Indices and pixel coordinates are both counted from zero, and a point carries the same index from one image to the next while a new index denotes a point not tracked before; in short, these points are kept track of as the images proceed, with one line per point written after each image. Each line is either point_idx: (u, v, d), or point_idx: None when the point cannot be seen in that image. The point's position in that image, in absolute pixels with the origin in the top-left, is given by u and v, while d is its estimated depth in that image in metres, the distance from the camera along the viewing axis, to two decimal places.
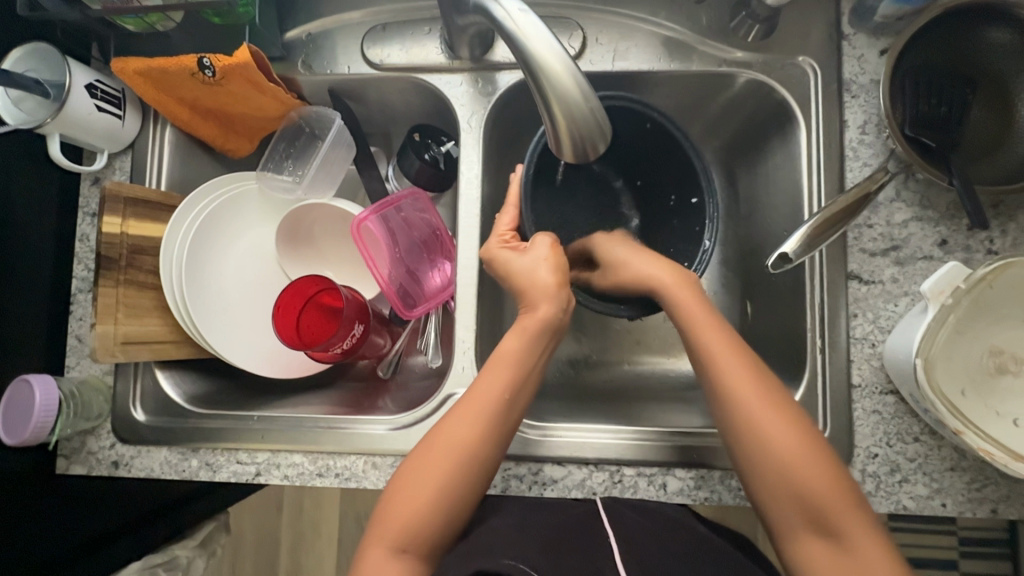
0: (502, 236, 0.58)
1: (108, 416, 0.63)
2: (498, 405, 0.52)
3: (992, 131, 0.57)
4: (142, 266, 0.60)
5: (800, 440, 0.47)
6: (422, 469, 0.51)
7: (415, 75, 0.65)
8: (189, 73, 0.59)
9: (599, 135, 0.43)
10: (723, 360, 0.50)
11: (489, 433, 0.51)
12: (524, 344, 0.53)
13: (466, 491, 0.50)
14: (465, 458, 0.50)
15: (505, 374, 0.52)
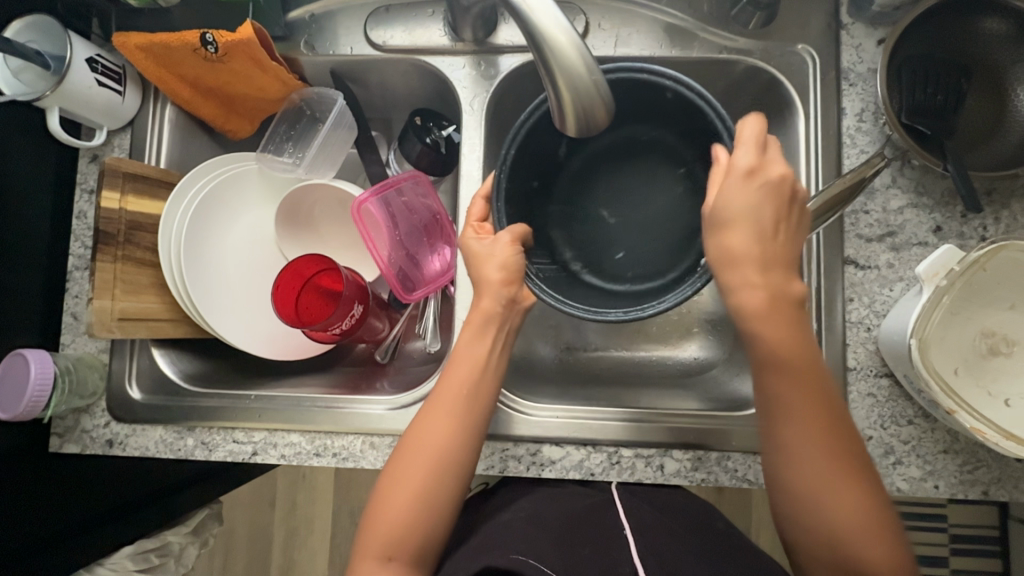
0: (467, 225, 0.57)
1: (102, 394, 0.62)
2: (460, 404, 0.52)
3: (986, 119, 0.58)
4: (140, 243, 0.60)
5: (837, 438, 0.44)
6: (397, 484, 0.50)
7: (418, 57, 0.65)
8: (192, 49, 0.59)
9: (603, 110, 0.44)
10: (789, 372, 0.44)
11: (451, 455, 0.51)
12: (478, 368, 0.52)
13: (445, 500, 0.50)
14: (438, 465, 0.50)
15: (462, 396, 0.52)
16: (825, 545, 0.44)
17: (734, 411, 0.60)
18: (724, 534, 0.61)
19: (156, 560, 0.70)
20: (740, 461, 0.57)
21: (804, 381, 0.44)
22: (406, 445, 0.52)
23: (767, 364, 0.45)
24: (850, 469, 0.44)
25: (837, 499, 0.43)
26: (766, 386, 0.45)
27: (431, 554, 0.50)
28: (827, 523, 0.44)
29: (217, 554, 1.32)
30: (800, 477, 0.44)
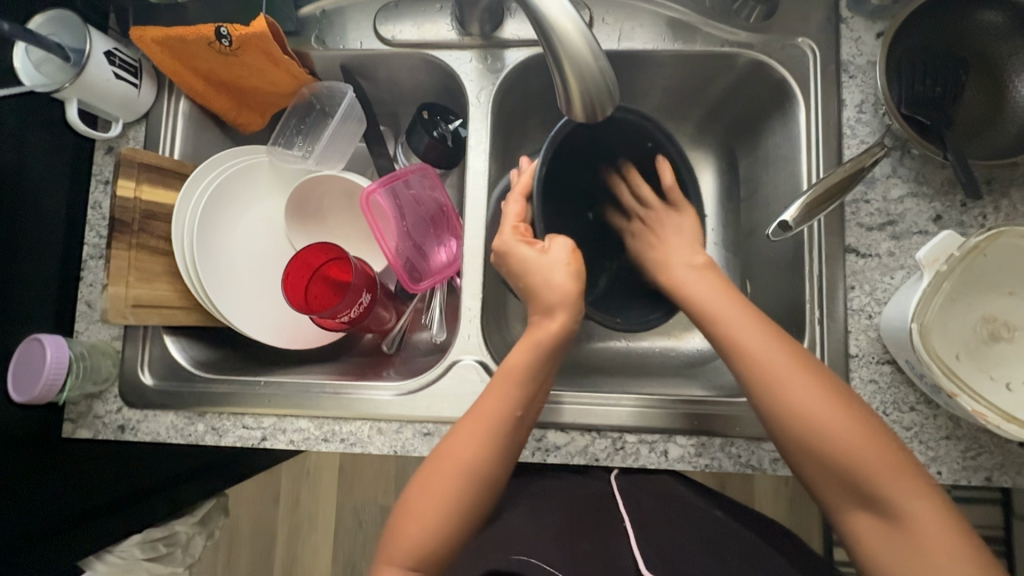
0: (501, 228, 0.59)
1: (115, 379, 0.63)
2: (509, 420, 0.53)
3: (984, 111, 0.59)
4: (153, 232, 0.61)
5: (819, 382, 0.48)
6: (429, 482, 0.52)
7: (426, 51, 0.67)
8: (207, 42, 0.60)
9: (608, 96, 0.45)
10: (749, 333, 0.50)
11: (488, 457, 0.52)
12: (523, 377, 0.53)
13: (471, 506, 0.51)
14: (472, 471, 0.51)
15: (502, 402, 0.53)
16: (844, 486, 0.47)
17: (737, 398, 0.60)
18: (727, 521, 0.61)
19: (164, 549, 0.72)
20: (743, 446, 0.58)
21: (771, 338, 0.50)
22: (442, 447, 0.53)
23: (737, 341, 0.51)
24: (850, 411, 0.47)
25: (842, 436, 0.46)
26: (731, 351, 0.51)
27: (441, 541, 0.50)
28: (836, 461, 0.46)
29: (220, 548, 1.33)
30: (798, 427, 0.47)
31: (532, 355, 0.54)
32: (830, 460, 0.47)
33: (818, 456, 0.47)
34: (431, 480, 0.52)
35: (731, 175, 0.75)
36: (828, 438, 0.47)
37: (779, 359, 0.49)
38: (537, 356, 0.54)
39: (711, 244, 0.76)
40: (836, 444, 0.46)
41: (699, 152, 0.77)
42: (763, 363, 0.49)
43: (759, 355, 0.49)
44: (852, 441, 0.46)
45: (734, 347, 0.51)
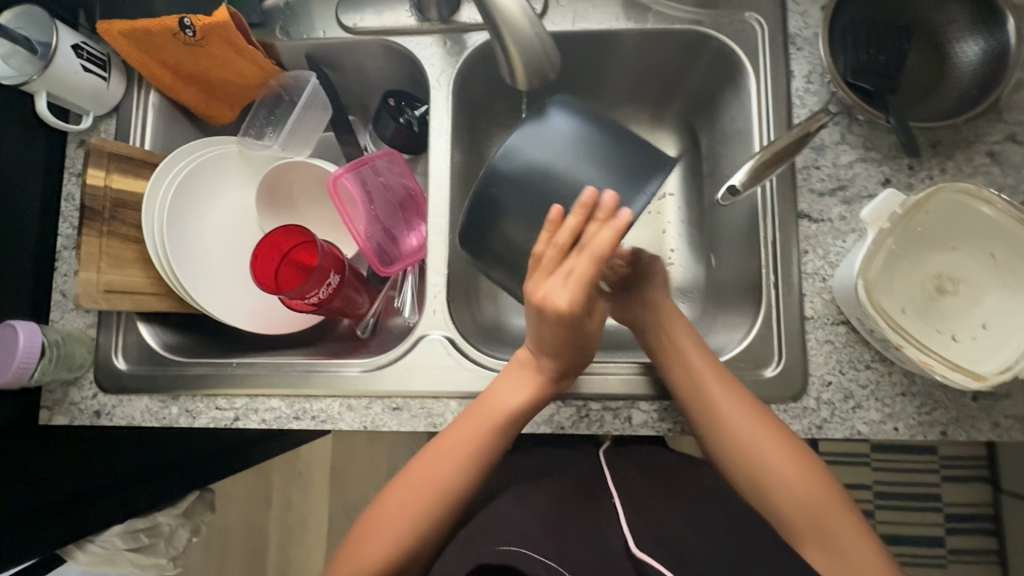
0: (556, 277, 0.46)
1: (89, 366, 0.64)
2: (488, 449, 0.55)
3: (925, 77, 0.61)
4: (124, 220, 0.62)
5: (764, 419, 0.55)
6: (401, 497, 0.54)
7: (387, 38, 0.69)
8: (171, 33, 0.62)
9: (546, 62, 0.48)
10: (703, 374, 0.57)
11: (469, 477, 0.54)
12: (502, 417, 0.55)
13: (442, 496, 0.53)
14: (443, 490, 0.54)
15: (493, 437, 0.54)
16: (798, 513, 0.53)
17: None
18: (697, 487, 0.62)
19: (146, 540, 0.73)
20: None
21: (725, 382, 0.56)
22: (416, 466, 0.55)
23: (708, 392, 0.56)
24: (791, 447, 0.54)
25: (786, 469, 0.53)
26: (690, 387, 0.57)
27: (414, 509, 0.53)
28: (784, 491, 0.53)
29: (212, 552, 1.32)
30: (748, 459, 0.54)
31: (520, 390, 0.55)
32: (780, 489, 0.53)
33: (778, 496, 0.53)
34: (409, 492, 0.54)
35: (693, 153, 0.77)
36: (776, 478, 0.53)
37: (743, 409, 0.55)
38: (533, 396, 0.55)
39: (676, 221, 0.78)
40: (783, 475, 0.53)
41: (662, 132, 0.78)
42: (716, 400, 0.56)
43: (712, 393, 0.56)
44: (798, 481, 0.53)
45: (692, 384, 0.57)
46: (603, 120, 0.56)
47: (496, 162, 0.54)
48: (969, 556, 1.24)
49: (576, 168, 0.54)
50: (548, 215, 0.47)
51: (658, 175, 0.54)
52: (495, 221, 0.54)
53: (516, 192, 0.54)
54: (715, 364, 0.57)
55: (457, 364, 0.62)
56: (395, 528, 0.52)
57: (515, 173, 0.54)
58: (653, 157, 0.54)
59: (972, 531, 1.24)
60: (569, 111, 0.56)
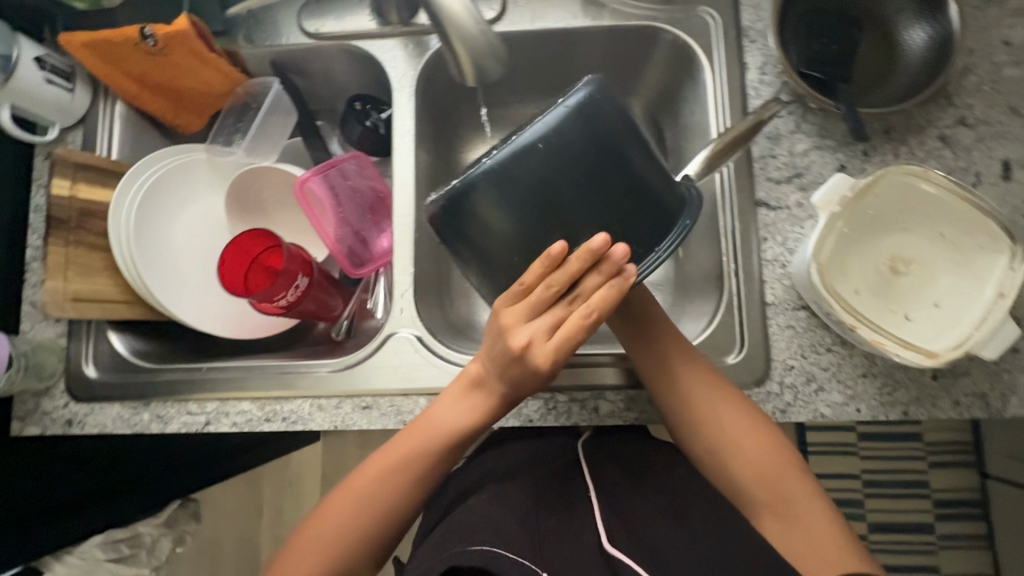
0: (545, 330, 0.47)
1: (60, 375, 0.64)
2: (436, 458, 0.53)
3: (875, 66, 0.63)
4: (92, 229, 0.62)
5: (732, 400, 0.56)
6: (348, 494, 0.53)
7: (349, 42, 0.69)
8: (133, 43, 0.62)
9: (493, 59, 0.49)
10: (675, 356, 0.57)
11: (420, 480, 0.53)
12: (451, 429, 0.52)
13: (394, 495, 0.53)
14: (391, 488, 0.53)
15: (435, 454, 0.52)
16: (761, 491, 0.53)
17: None
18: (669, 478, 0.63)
19: (127, 550, 0.73)
20: None
21: (695, 365, 0.57)
22: (368, 464, 0.54)
23: (678, 374, 0.57)
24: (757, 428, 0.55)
25: (749, 448, 0.54)
26: (662, 371, 0.57)
27: (373, 493, 0.52)
28: (748, 471, 0.54)
29: None
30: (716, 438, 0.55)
31: (466, 408, 0.52)
32: (743, 467, 0.54)
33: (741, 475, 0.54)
34: (359, 492, 0.53)
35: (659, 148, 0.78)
36: (738, 455, 0.54)
37: (712, 390, 0.56)
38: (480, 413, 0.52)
39: None
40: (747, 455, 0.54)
41: None
42: (686, 382, 0.57)
43: (681, 376, 0.57)
44: (760, 460, 0.54)
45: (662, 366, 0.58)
46: (642, 145, 0.49)
47: (521, 151, 0.46)
48: (959, 541, 1.24)
49: (601, 195, 0.48)
50: (550, 250, 0.45)
51: (668, 233, 0.50)
52: (496, 209, 0.47)
53: (533, 194, 0.47)
54: (685, 347, 0.58)
55: (425, 361, 0.63)
56: (351, 518, 0.52)
57: (534, 173, 0.47)
58: (667, 199, 0.50)
59: (960, 516, 1.25)
60: (615, 122, 0.48)
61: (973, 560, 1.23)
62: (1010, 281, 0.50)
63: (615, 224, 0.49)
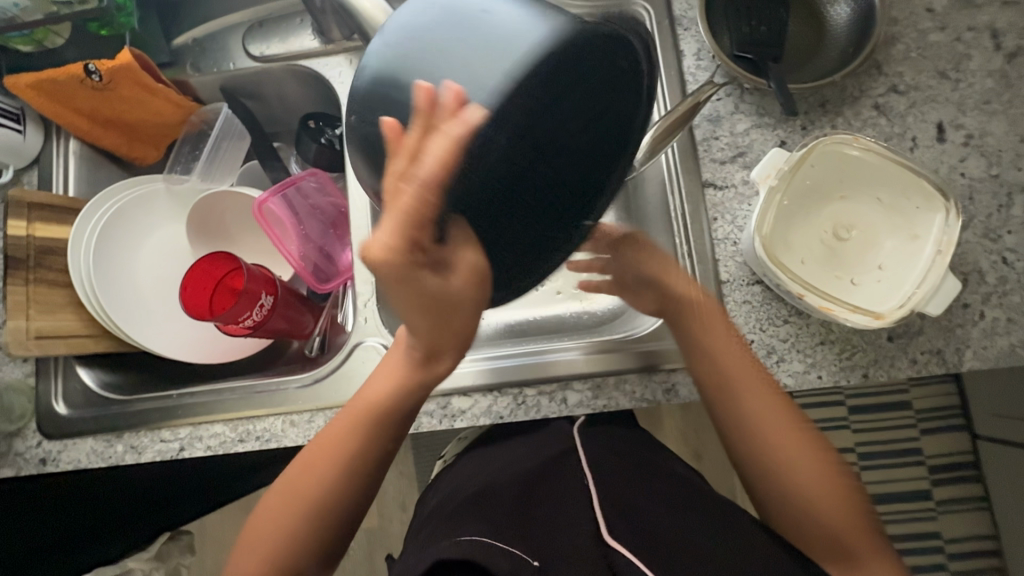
0: (383, 189, 0.42)
1: (31, 416, 0.64)
2: (374, 437, 0.58)
3: (804, 43, 0.65)
4: (51, 266, 0.62)
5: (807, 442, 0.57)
6: (304, 464, 0.57)
7: (295, 62, 0.71)
8: (78, 80, 0.63)
9: None
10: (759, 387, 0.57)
11: (359, 453, 0.57)
12: (394, 400, 0.57)
13: (343, 474, 0.57)
14: (337, 463, 0.57)
15: (361, 435, 0.57)
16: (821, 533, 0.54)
17: (624, 338, 0.64)
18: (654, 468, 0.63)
19: None
20: (636, 382, 0.61)
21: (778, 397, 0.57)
22: (320, 440, 0.58)
23: (763, 407, 0.57)
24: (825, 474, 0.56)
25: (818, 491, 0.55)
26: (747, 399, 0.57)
27: (325, 470, 0.57)
28: (812, 513, 0.55)
29: None
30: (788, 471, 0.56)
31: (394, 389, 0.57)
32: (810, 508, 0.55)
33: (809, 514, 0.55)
34: (314, 463, 0.57)
35: None
36: (810, 497, 0.55)
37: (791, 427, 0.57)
38: (401, 388, 0.57)
39: None
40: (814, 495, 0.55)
41: None
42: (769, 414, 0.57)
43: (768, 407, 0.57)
44: (826, 502, 0.55)
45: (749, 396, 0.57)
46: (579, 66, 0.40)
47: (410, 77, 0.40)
48: (956, 505, 1.25)
49: (586, 111, 0.41)
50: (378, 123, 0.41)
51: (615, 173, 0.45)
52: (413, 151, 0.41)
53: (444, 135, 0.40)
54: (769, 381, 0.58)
55: None
56: (310, 493, 0.57)
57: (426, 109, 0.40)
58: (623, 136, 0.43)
59: (954, 479, 1.26)
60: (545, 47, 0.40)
61: (971, 522, 1.24)
62: (947, 238, 0.52)
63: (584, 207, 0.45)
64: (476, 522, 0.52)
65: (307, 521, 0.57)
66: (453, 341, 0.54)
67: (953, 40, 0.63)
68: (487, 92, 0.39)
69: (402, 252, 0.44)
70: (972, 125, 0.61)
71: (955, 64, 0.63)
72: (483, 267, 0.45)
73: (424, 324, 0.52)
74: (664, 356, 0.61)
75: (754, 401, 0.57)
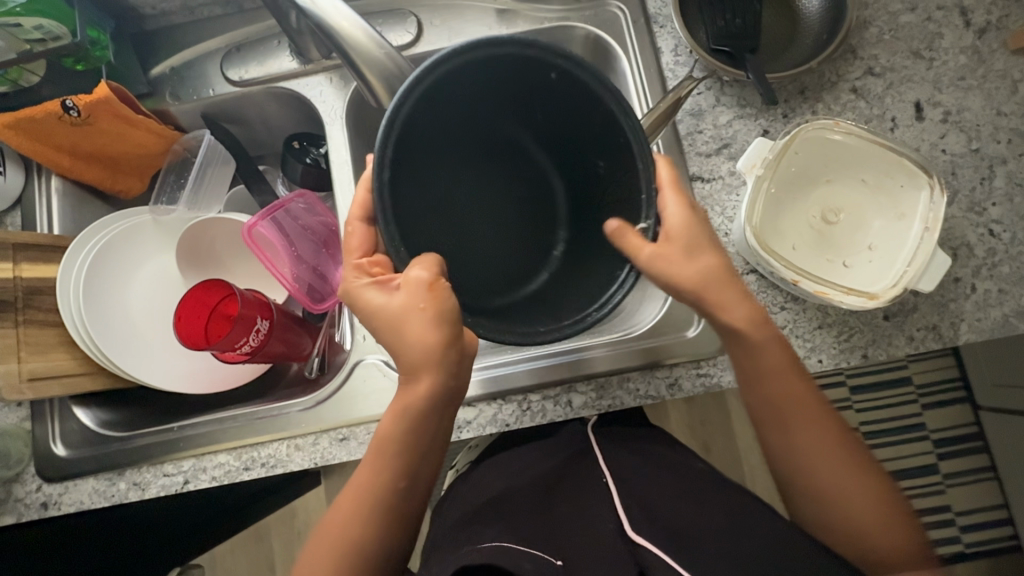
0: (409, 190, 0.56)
1: (30, 460, 0.63)
2: (398, 479, 0.52)
3: (779, 33, 0.65)
4: (41, 306, 0.61)
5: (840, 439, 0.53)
6: (334, 517, 0.53)
7: (275, 84, 0.70)
8: (56, 117, 0.62)
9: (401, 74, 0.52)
10: (787, 393, 0.53)
11: (385, 498, 0.52)
12: (410, 441, 0.51)
13: (371, 525, 0.52)
14: (361, 513, 0.52)
15: (383, 478, 0.52)
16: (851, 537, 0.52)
17: (623, 336, 0.64)
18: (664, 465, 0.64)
19: None
20: (639, 380, 0.61)
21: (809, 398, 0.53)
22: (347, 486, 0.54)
23: (794, 410, 0.53)
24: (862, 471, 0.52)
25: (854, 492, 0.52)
26: (778, 405, 0.53)
27: (351, 523, 0.52)
28: (846, 516, 0.52)
29: None
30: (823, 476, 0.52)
31: (407, 423, 0.50)
32: (843, 512, 0.52)
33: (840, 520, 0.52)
34: (339, 513, 0.53)
35: None
36: (846, 501, 0.52)
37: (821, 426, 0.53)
38: (409, 421, 0.51)
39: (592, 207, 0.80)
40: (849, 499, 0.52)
41: None
42: (798, 417, 0.53)
43: (796, 412, 0.53)
44: (863, 505, 0.51)
45: (778, 402, 0.53)
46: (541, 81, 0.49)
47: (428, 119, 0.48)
48: (965, 477, 1.26)
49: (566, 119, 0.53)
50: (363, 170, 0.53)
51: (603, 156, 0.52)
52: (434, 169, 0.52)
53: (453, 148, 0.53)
54: (801, 383, 0.53)
55: (394, 384, 0.63)
56: (338, 550, 0.52)
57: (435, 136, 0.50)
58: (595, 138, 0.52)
59: (960, 451, 1.26)
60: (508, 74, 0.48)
61: (980, 493, 1.25)
62: (933, 215, 0.53)
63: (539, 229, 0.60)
64: (491, 532, 0.52)
65: (339, 574, 0.51)
66: (447, 363, 0.49)
67: (924, 20, 0.64)
68: (478, 111, 0.52)
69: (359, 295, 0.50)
70: (950, 102, 0.62)
71: (928, 43, 0.64)
72: (421, 277, 0.46)
73: (391, 346, 0.49)
74: (664, 351, 0.61)
75: (787, 404, 0.53)
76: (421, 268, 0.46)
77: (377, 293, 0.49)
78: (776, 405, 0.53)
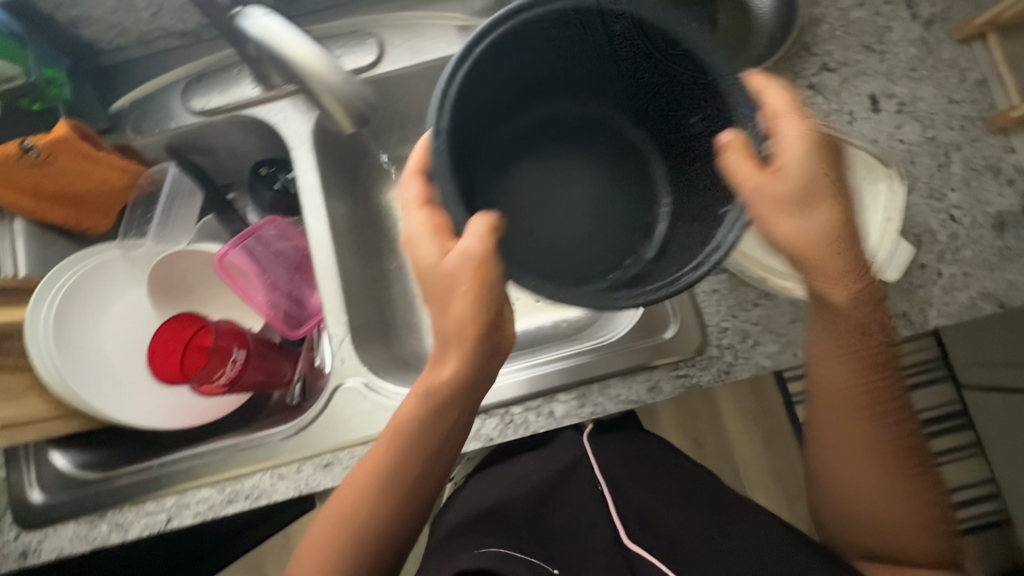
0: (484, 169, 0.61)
1: (6, 508, 0.62)
2: (410, 468, 0.52)
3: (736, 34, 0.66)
4: (9, 351, 0.61)
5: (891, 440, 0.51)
6: (337, 502, 0.54)
7: (239, 112, 0.70)
8: (14, 159, 0.62)
9: (356, 95, 0.54)
10: (843, 381, 0.51)
11: (391, 490, 0.52)
12: (418, 429, 0.51)
13: (367, 522, 0.52)
14: (359, 507, 0.52)
15: (388, 473, 0.51)
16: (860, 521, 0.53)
17: (601, 343, 0.64)
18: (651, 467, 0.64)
19: None
20: (620, 385, 0.61)
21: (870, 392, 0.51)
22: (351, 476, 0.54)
23: (847, 401, 0.51)
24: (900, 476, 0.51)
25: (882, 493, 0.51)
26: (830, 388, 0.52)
27: (346, 520, 0.52)
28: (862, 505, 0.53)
29: None
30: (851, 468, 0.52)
31: (428, 411, 0.50)
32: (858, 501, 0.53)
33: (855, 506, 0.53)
34: (342, 504, 0.53)
35: None
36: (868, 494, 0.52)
37: (871, 424, 0.51)
38: (423, 409, 0.50)
39: None
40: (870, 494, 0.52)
41: None
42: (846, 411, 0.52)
43: (852, 403, 0.51)
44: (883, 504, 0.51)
45: (833, 390, 0.52)
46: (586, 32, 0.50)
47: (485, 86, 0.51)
48: (952, 454, 1.28)
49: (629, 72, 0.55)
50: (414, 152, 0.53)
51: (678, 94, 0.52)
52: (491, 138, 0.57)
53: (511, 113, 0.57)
54: (862, 375, 0.51)
55: (375, 405, 0.63)
56: (336, 539, 0.53)
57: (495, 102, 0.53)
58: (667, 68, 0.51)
59: (947, 429, 1.28)
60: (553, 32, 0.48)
61: (968, 469, 1.27)
62: (893, 205, 0.54)
63: (618, 202, 0.63)
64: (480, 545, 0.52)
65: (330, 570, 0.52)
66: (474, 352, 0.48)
67: (873, 15, 0.66)
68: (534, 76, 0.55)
69: (418, 249, 0.49)
70: (904, 93, 0.63)
71: (878, 37, 0.65)
72: (470, 248, 0.45)
73: (435, 306, 0.49)
74: (644, 355, 0.62)
75: (842, 393, 0.51)
76: (473, 238, 0.45)
77: (428, 245, 0.48)
78: (825, 385, 0.52)
